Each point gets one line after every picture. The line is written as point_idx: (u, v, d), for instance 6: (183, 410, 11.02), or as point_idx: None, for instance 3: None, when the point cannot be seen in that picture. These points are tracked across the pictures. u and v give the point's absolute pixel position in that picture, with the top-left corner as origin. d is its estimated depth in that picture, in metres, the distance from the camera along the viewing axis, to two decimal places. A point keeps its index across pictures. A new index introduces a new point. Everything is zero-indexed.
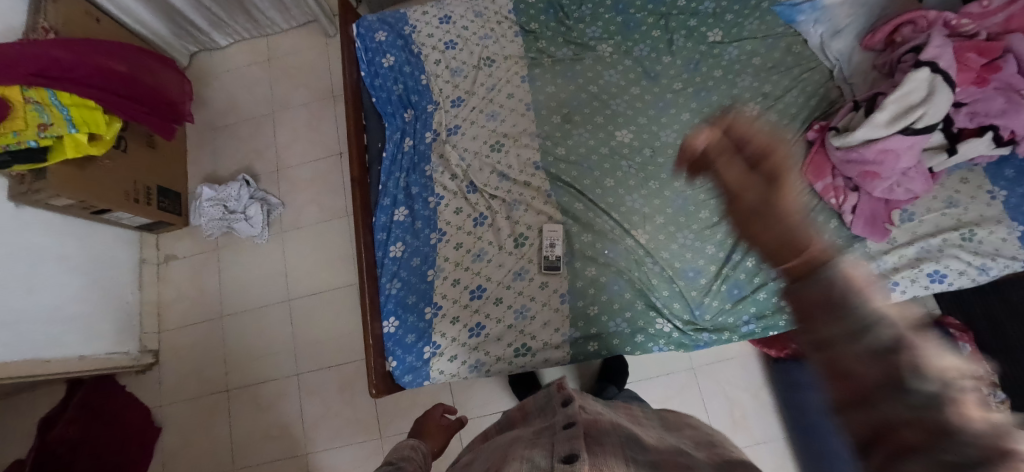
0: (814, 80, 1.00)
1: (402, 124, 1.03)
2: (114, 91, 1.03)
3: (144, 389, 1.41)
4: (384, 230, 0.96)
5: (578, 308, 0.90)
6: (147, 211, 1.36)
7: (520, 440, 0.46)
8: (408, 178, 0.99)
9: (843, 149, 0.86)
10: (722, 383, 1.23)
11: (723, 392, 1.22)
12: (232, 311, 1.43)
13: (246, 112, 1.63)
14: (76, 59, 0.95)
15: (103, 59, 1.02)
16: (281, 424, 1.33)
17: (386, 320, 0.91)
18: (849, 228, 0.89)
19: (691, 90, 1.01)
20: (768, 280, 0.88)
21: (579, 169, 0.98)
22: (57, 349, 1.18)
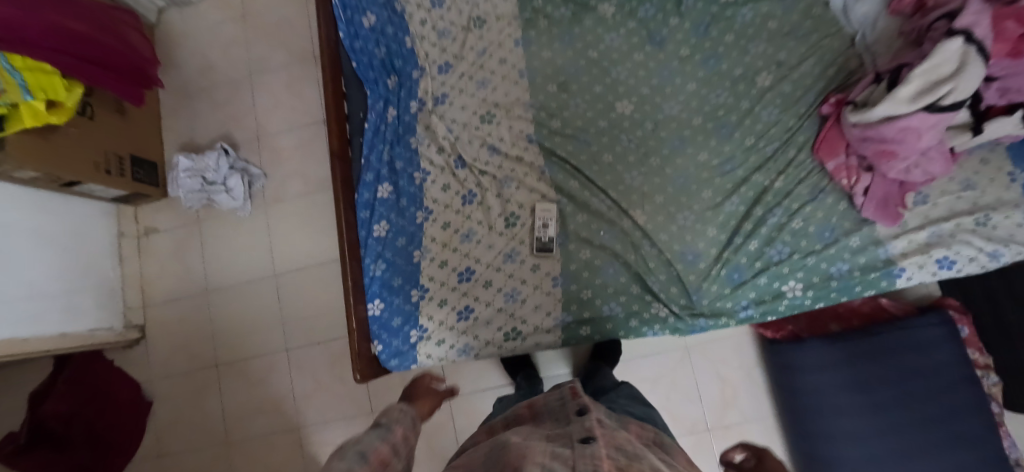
0: (833, 47, 0.92)
1: (385, 92, 0.94)
2: (71, 52, 0.94)
3: (133, 362, 1.40)
4: (367, 208, 0.89)
5: (571, 292, 0.86)
6: (122, 182, 1.29)
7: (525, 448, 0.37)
8: (392, 151, 0.92)
9: (860, 125, 0.79)
10: (715, 362, 1.22)
11: (715, 370, 1.22)
12: (216, 286, 1.39)
13: (222, 75, 1.52)
14: (29, 16, 0.86)
15: (53, 14, 0.92)
16: (271, 398, 1.33)
17: (371, 302, 0.87)
18: (858, 211, 0.85)
19: (698, 57, 0.93)
20: (770, 264, 0.85)
21: (576, 143, 0.91)
22: (34, 331, 1.11)
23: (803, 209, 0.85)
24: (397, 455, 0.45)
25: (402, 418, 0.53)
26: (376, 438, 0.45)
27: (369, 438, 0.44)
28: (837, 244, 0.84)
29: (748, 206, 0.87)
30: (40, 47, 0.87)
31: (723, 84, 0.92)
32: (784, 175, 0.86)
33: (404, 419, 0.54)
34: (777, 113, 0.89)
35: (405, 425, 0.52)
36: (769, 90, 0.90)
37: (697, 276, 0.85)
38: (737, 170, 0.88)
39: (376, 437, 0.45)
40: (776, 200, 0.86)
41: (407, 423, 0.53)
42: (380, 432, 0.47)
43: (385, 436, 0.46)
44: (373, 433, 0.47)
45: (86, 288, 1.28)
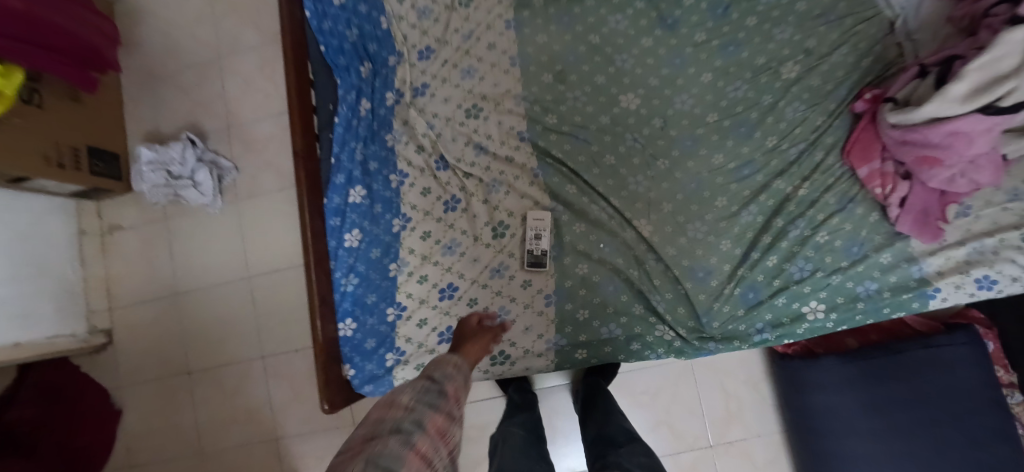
0: (869, 34, 0.80)
1: (358, 81, 0.82)
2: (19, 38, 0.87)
3: (101, 369, 1.31)
4: (337, 215, 0.78)
5: (566, 312, 0.77)
6: (79, 177, 1.17)
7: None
8: (366, 149, 0.81)
9: (901, 127, 0.68)
10: (719, 375, 1.14)
11: (720, 384, 1.13)
12: (186, 288, 1.29)
13: (188, 56, 1.38)
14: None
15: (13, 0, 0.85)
16: (247, 408, 1.25)
17: (342, 322, 0.77)
18: (892, 224, 0.75)
19: (715, 43, 0.81)
20: (789, 283, 0.75)
21: (574, 142, 0.80)
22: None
23: (830, 220, 0.75)
24: (453, 423, 0.42)
25: (457, 376, 0.50)
26: (433, 400, 0.42)
27: (425, 398, 0.41)
28: (866, 261, 0.75)
29: (767, 216, 0.77)
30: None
31: (743, 75, 0.80)
32: (809, 182, 0.76)
33: (459, 377, 0.50)
34: (804, 110, 0.78)
35: (458, 385, 0.49)
36: (795, 83, 0.79)
37: (707, 295, 0.76)
38: (757, 176, 0.77)
39: (433, 399, 0.42)
40: (799, 211, 0.76)
41: (460, 381, 0.50)
42: (436, 393, 0.44)
43: (440, 400, 0.43)
44: (430, 390, 0.44)
45: (43, 292, 1.18)
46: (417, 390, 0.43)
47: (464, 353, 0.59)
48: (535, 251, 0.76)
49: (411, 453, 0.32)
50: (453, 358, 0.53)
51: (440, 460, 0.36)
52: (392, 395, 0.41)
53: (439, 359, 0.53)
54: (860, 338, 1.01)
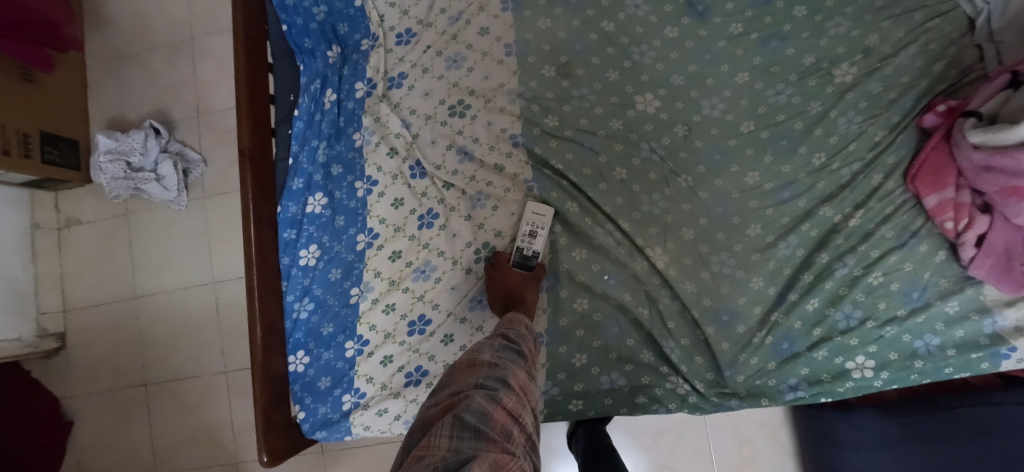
0: (942, 32, 0.66)
1: (323, 68, 0.69)
2: None
3: (53, 376, 1.20)
4: (292, 227, 0.65)
5: (560, 355, 0.64)
6: (29, 167, 1.04)
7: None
8: (330, 149, 0.68)
9: (987, 149, 0.54)
10: (733, 416, 1.01)
11: (733, 427, 1.00)
12: (147, 291, 1.18)
13: (159, 35, 1.26)
14: None
15: None
16: (208, 426, 1.13)
17: (292, 356, 0.65)
18: (964, 266, 0.61)
19: (754, 37, 0.67)
20: (833, 333, 0.62)
21: (578, 151, 0.67)
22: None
23: (886, 259, 0.62)
24: (532, 383, 0.39)
25: (529, 337, 0.46)
26: (511, 358, 0.39)
27: (503, 356, 0.39)
28: (929, 310, 0.61)
29: (809, 250, 0.63)
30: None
31: (786, 78, 0.66)
32: (863, 210, 0.62)
33: (531, 337, 0.47)
34: (860, 121, 0.65)
35: (531, 345, 0.45)
36: (851, 88, 0.65)
37: (732, 343, 0.62)
38: (799, 200, 0.64)
39: (511, 357, 0.39)
40: (849, 245, 0.62)
41: (532, 342, 0.47)
42: (513, 351, 0.41)
43: (518, 359, 0.40)
44: (507, 349, 0.41)
45: None
46: (493, 349, 0.40)
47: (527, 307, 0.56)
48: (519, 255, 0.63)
49: (497, 411, 0.29)
50: (522, 318, 0.50)
51: (527, 417, 0.33)
52: (472, 351, 0.39)
53: (507, 319, 0.50)
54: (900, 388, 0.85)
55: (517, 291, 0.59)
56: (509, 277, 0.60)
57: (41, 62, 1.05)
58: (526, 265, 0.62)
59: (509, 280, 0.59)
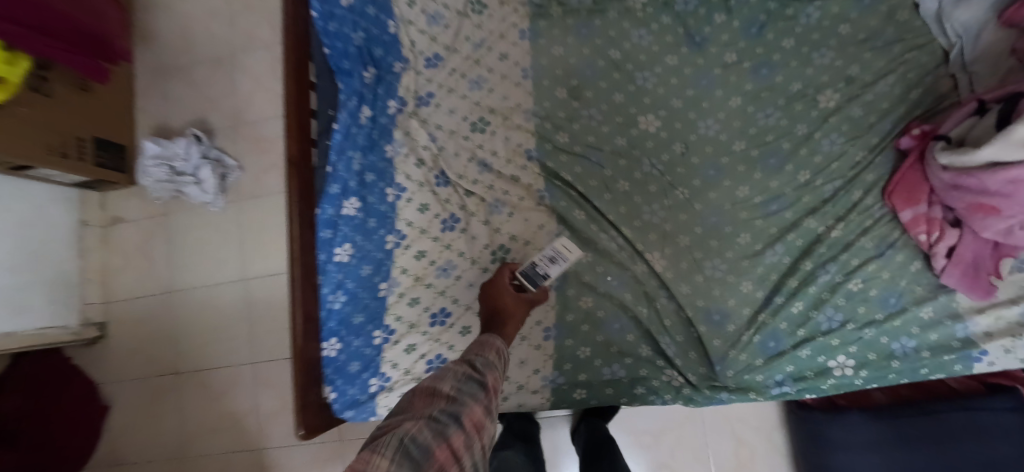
0: (919, 63, 0.73)
1: (360, 87, 0.76)
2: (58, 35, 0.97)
3: (94, 363, 1.29)
4: (329, 227, 0.72)
5: (566, 348, 0.71)
6: (83, 169, 1.16)
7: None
8: (365, 159, 0.75)
9: (953, 169, 0.61)
10: (732, 420, 1.05)
11: (732, 431, 1.05)
12: (182, 286, 1.27)
13: (202, 51, 1.37)
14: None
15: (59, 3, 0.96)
16: (233, 414, 1.20)
17: (325, 342, 0.72)
18: (936, 275, 0.67)
19: (746, 65, 0.75)
20: (816, 334, 0.68)
21: (586, 164, 0.75)
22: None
23: (865, 267, 0.68)
24: (490, 424, 0.33)
25: (497, 367, 0.40)
26: (472, 390, 0.33)
27: (463, 388, 0.33)
28: (904, 315, 0.67)
29: (794, 258, 0.70)
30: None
31: (775, 102, 0.74)
32: (844, 222, 0.69)
33: (500, 368, 0.41)
34: (842, 142, 0.71)
35: (498, 378, 0.39)
36: (834, 112, 0.72)
37: (723, 340, 0.69)
38: (785, 212, 0.70)
39: (472, 389, 0.34)
40: (831, 254, 0.69)
41: (500, 373, 0.41)
42: (475, 381, 0.35)
43: (480, 391, 0.34)
44: (469, 379, 0.35)
45: (38, 281, 1.14)
46: (454, 378, 0.34)
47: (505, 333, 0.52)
48: (529, 268, 0.65)
49: (442, 450, 0.24)
50: (495, 341, 0.45)
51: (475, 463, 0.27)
52: (428, 382, 0.34)
53: (478, 343, 0.44)
54: (890, 392, 0.90)
55: (505, 310, 0.58)
56: (502, 298, 0.60)
57: (98, 74, 1.14)
58: (532, 283, 0.64)
59: (503, 297, 0.59)
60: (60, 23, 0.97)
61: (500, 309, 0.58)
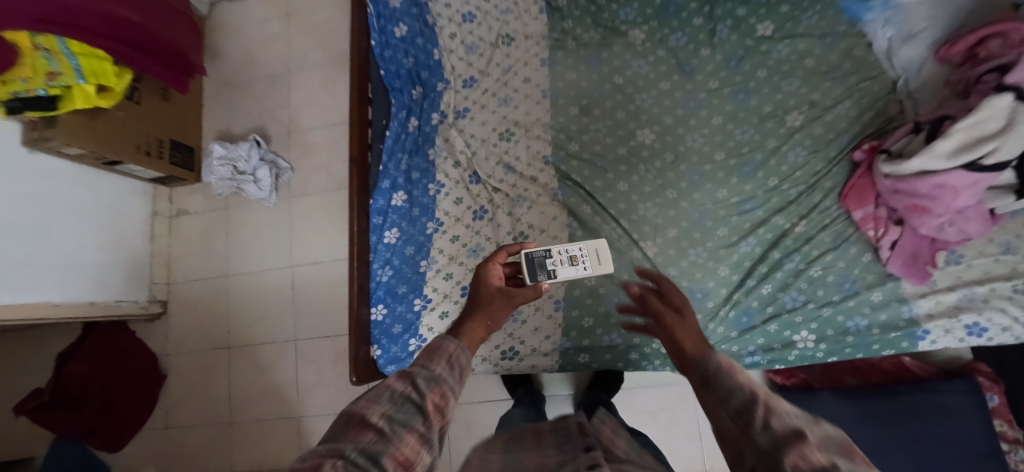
0: (872, 91, 0.88)
1: (409, 102, 0.96)
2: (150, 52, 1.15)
3: (155, 337, 1.46)
4: (380, 214, 0.91)
5: (573, 318, 0.85)
6: (161, 166, 1.36)
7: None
8: (410, 160, 0.93)
9: (893, 177, 0.74)
10: None
11: None
12: (237, 271, 1.44)
13: (261, 68, 1.56)
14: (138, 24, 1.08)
15: (155, 27, 1.14)
16: (277, 385, 1.36)
17: (375, 307, 0.88)
18: (884, 265, 0.81)
19: (727, 90, 0.91)
20: (782, 311, 0.82)
21: (592, 168, 0.90)
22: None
23: (824, 257, 0.82)
24: (426, 448, 0.34)
25: (444, 380, 0.40)
26: (406, 417, 0.34)
27: (395, 416, 0.33)
28: (857, 297, 0.80)
29: (765, 248, 0.84)
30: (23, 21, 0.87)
31: (751, 120, 0.89)
32: (806, 220, 0.83)
33: (448, 380, 0.41)
34: (805, 155, 0.86)
35: (444, 390, 0.40)
36: (799, 130, 0.87)
37: (704, 315, 0.83)
38: (757, 211, 0.85)
39: (407, 415, 0.34)
40: (795, 246, 0.83)
41: (448, 384, 0.41)
42: (412, 406, 0.35)
43: (417, 412, 0.35)
44: (407, 401, 0.36)
45: (115, 262, 1.35)
46: (390, 401, 0.35)
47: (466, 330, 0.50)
48: (540, 256, 0.63)
49: None
50: (448, 347, 0.45)
51: None
52: (361, 405, 0.34)
53: (432, 350, 0.44)
54: (858, 378, 1.01)
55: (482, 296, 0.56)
56: (485, 285, 0.58)
57: (179, 84, 1.27)
58: (530, 272, 0.62)
59: (483, 284, 0.57)
60: (143, 38, 1.11)
61: (476, 296, 0.56)
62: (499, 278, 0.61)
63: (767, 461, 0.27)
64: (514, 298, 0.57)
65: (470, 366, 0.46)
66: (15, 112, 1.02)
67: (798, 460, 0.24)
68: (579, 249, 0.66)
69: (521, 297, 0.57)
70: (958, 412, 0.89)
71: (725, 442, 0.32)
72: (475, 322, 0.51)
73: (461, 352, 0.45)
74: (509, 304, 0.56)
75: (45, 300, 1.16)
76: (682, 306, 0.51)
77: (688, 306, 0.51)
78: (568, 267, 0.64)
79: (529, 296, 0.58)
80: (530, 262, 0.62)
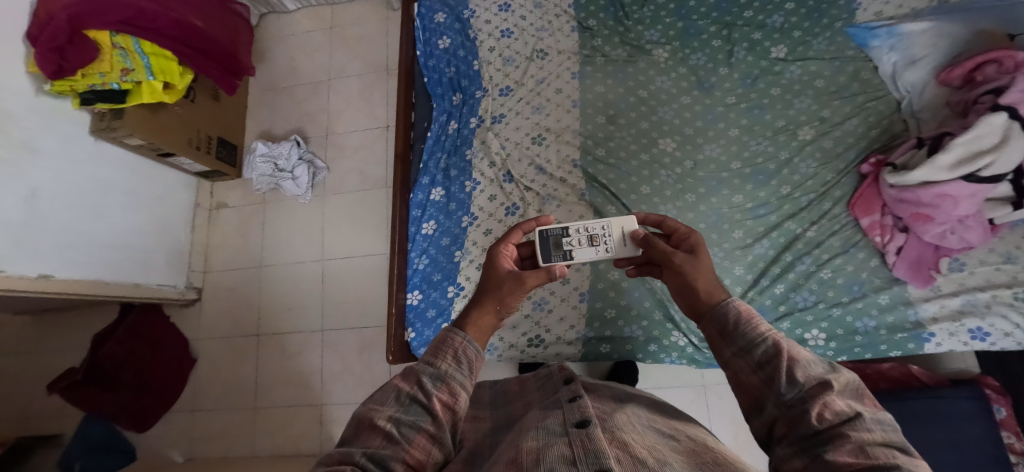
0: (878, 110, 0.95)
1: (449, 107, 1.07)
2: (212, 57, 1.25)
3: (185, 322, 1.51)
4: (419, 208, 1.01)
5: (596, 309, 0.91)
6: (208, 160, 1.45)
7: (527, 417, 0.50)
8: (449, 159, 1.04)
9: (898, 187, 0.81)
10: (732, 408, 1.11)
11: (731, 417, 1.10)
12: (270, 262, 1.52)
13: (304, 75, 1.68)
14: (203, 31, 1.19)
15: (219, 35, 1.26)
16: (301, 373, 1.40)
17: (411, 292, 0.96)
18: (890, 269, 0.86)
19: (743, 105, 0.99)
20: (794, 310, 0.87)
21: (617, 172, 0.98)
22: (30, 271, 1.06)
23: (833, 260, 0.88)
24: (435, 444, 0.37)
25: (453, 375, 0.40)
26: (412, 421, 0.36)
27: (402, 420, 0.36)
28: (865, 298, 0.85)
29: (778, 251, 0.90)
30: (104, 21, 1.00)
31: (765, 133, 0.97)
32: (816, 226, 0.90)
33: (457, 374, 0.40)
34: (816, 166, 0.94)
35: (453, 385, 0.39)
36: (810, 143, 0.95)
37: None
38: (770, 215, 0.92)
39: (414, 418, 0.36)
40: (806, 249, 0.89)
41: (458, 377, 0.40)
42: (419, 407, 0.37)
43: (424, 414, 0.37)
44: (413, 402, 0.38)
45: (158, 247, 1.43)
46: (398, 404, 0.37)
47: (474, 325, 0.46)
48: (557, 235, 0.63)
49: None
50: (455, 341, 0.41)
51: None
52: (370, 408, 0.37)
53: (439, 340, 0.42)
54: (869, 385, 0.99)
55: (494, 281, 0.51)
56: (496, 267, 0.53)
57: (229, 86, 1.31)
58: (543, 252, 0.62)
59: (496, 267, 0.52)
60: (203, 41, 1.20)
61: (486, 280, 0.52)
62: (512, 261, 0.56)
63: (791, 413, 0.34)
64: (525, 281, 0.50)
65: (482, 353, 0.43)
66: (89, 103, 1.12)
67: (823, 409, 0.32)
68: (600, 229, 0.65)
69: (532, 281, 0.50)
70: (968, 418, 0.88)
71: (743, 390, 0.39)
72: (482, 310, 0.47)
73: (472, 343, 0.43)
74: (520, 290, 0.49)
75: (97, 278, 1.24)
76: (694, 247, 0.52)
77: (695, 241, 0.52)
78: (587, 248, 0.64)
79: (544, 280, 0.51)
80: (545, 241, 0.62)
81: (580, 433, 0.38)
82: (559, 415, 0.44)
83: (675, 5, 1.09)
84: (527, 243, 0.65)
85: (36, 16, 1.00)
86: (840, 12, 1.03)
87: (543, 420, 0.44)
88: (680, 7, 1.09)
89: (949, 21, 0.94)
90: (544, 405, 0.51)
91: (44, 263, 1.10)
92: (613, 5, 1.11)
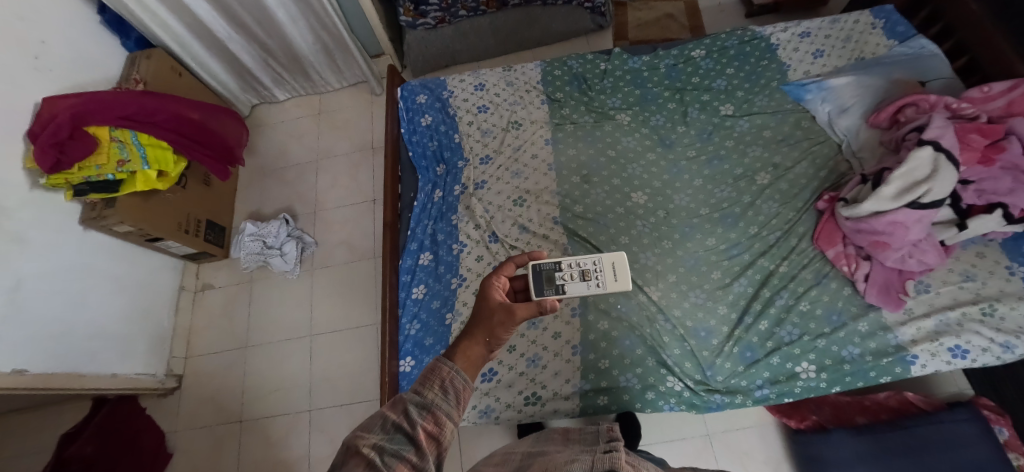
0: (823, 153, 1.07)
1: (434, 177, 1.16)
2: (207, 147, 1.31)
3: (163, 413, 1.42)
4: (409, 273, 1.05)
5: (590, 361, 0.91)
6: (195, 242, 1.46)
7: (554, 457, 0.41)
8: (435, 225, 1.10)
9: (853, 219, 0.89)
10: (740, 456, 1.06)
11: (741, 467, 1.05)
12: (257, 342, 1.48)
13: (295, 156, 1.77)
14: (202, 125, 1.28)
15: (218, 127, 1.35)
16: (287, 459, 1.30)
17: (403, 359, 0.95)
18: (863, 296, 0.90)
19: (703, 158, 1.10)
20: (781, 344, 0.88)
21: (596, 225, 1.03)
22: (6, 367, 1.01)
23: (809, 292, 0.92)
24: None
25: (439, 404, 0.38)
26: (397, 449, 0.33)
27: (386, 448, 0.33)
28: (845, 327, 0.88)
29: (756, 288, 0.95)
30: (107, 116, 1.10)
31: (727, 181, 1.07)
32: (786, 261, 0.95)
33: (442, 404, 0.38)
34: (777, 207, 1.02)
35: (438, 416, 0.37)
36: (768, 187, 1.04)
37: (710, 352, 0.90)
38: (743, 254, 0.98)
39: (399, 446, 0.34)
40: (782, 283, 0.93)
41: (443, 406, 0.38)
42: (405, 437, 0.35)
43: (408, 446, 0.34)
44: (398, 431, 0.35)
45: (142, 334, 1.39)
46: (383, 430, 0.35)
47: (461, 351, 0.45)
48: (550, 270, 0.66)
49: None
50: (444, 371, 0.40)
51: None
52: (354, 435, 0.34)
53: (427, 372, 0.41)
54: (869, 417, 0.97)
55: (485, 310, 0.51)
56: (489, 299, 0.53)
57: (222, 173, 1.36)
58: (537, 286, 0.64)
59: (488, 299, 0.53)
60: (202, 134, 1.29)
61: (478, 311, 0.51)
62: (505, 293, 0.57)
63: None
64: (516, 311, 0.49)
65: (471, 384, 0.41)
66: (81, 194, 1.15)
67: None
68: (592, 265, 0.68)
69: (522, 312, 0.49)
70: (967, 443, 0.85)
71: None
72: (472, 341, 0.46)
73: (468, 371, 0.42)
74: (511, 321, 0.49)
75: (72, 370, 1.17)
76: None
77: None
78: (579, 283, 0.66)
79: (535, 312, 0.50)
80: (539, 275, 0.65)
81: (603, 456, 0.33)
82: (586, 462, 0.33)
83: (631, 77, 1.24)
84: (521, 276, 0.68)
85: (39, 115, 1.08)
86: (774, 73, 1.19)
87: (564, 465, 0.33)
88: (636, 78, 1.24)
89: (866, 75, 1.09)
90: (574, 453, 0.41)
91: (20, 356, 1.04)
92: (576, 79, 1.25)
